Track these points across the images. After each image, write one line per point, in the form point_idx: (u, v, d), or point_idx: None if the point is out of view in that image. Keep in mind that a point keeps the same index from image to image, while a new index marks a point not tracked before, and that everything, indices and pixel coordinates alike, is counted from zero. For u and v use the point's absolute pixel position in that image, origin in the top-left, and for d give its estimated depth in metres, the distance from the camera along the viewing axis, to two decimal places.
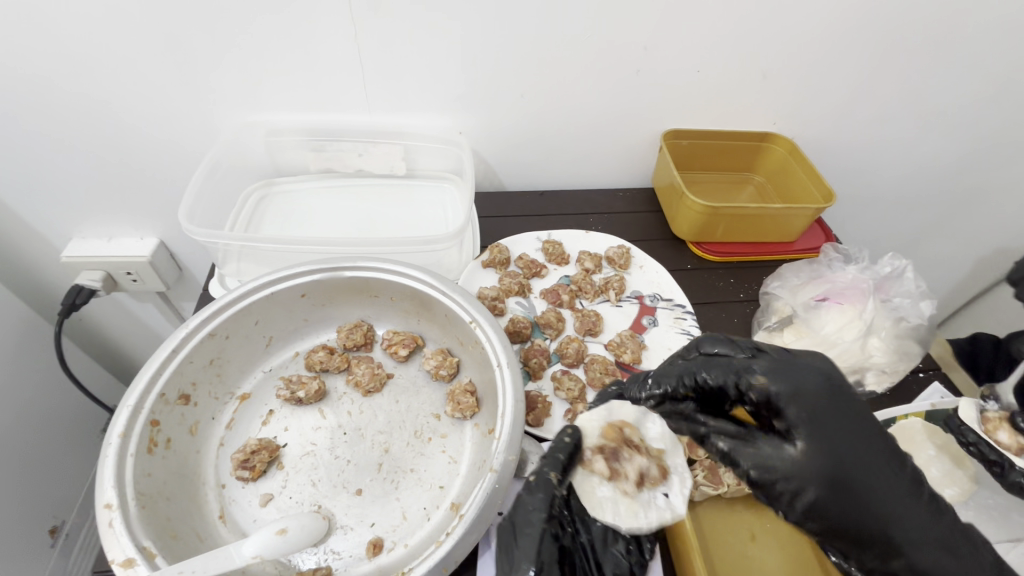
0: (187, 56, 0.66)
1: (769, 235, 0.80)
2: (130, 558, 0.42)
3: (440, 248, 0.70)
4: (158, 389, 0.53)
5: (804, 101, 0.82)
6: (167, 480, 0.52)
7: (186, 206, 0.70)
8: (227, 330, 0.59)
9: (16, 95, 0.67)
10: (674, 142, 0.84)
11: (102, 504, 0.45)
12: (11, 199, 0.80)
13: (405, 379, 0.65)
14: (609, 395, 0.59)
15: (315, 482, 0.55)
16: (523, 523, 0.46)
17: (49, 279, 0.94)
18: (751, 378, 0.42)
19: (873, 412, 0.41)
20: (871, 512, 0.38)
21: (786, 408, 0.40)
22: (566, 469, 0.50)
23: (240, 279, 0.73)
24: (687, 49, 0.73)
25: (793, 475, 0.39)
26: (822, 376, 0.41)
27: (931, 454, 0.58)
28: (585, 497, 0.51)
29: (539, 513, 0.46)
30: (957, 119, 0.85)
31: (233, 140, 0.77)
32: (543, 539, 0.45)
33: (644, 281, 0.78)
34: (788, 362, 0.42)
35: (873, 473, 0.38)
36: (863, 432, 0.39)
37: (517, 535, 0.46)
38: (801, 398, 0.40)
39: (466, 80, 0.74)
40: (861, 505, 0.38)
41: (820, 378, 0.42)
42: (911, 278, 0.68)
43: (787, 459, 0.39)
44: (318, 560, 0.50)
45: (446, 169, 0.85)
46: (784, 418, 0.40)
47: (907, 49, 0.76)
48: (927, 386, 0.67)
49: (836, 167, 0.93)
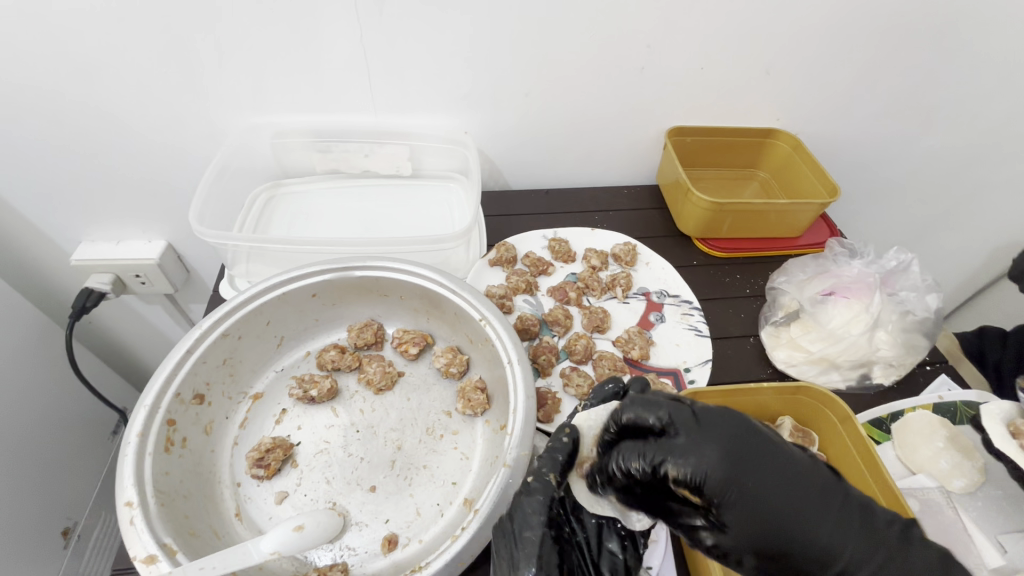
0: (195, 60, 0.67)
1: (774, 230, 0.80)
2: (153, 555, 0.43)
3: (448, 247, 0.71)
4: (174, 389, 0.54)
5: (807, 97, 0.82)
6: (184, 479, 0.53)
7: (196, 209, 0.70)
8: (239, 331, 0.60)
9: (26, 100, 0.68)
10: (678, 139, 0.85)
11: (123, 502, 0.45)
12: (20, 204, 0.81)
13: (416, 377, 0.65)
14: (607, 394, 0.55)
15: (329, 479, 0.56)
16: (523, 526, 0.43)
17: (59, 283, 0.95)
18: (665, 462, 0.42)
19: (791, 460, 0.42)
20: (806, 543, 0.39)
21: (704, 486, 0.41)
22: (566, 469, 0.47)
23: (250, 280, 0.73)
24: (690, 46, 0.73)
25: (738, 544, 0.41)
26: (729, 441, 0.41)
27: (938, 445, 0.59)
28: (580, 496, 0.49)
29: (540, 515, 0.44)
30: (960, 113, 0.86)
31: (241, 143, 0.77)
32: (543, 542, 0.43)
33: (650, 278, 0.79)
34: (699, 431, 0.42)
35: (793, 504, 0.40)
36: (788, 474, 0.41)
37: (517, 538, 0.43)
38: (712, 474, 0.40)
39: (471, 80, 0.74)
40: (814, 557, 0.40)
41: (737, 425, 0.43)
42: (916, 273, 0.69)
43: (724, 533, 0.41)
44: (334, 556, 0.51)
45: (452, 169, 0.85)
46: (704, 496, 0.41)
47: (909, 44, 0.76)
48: (934, 378, 0.68)
49: (839, 162, 0.93)
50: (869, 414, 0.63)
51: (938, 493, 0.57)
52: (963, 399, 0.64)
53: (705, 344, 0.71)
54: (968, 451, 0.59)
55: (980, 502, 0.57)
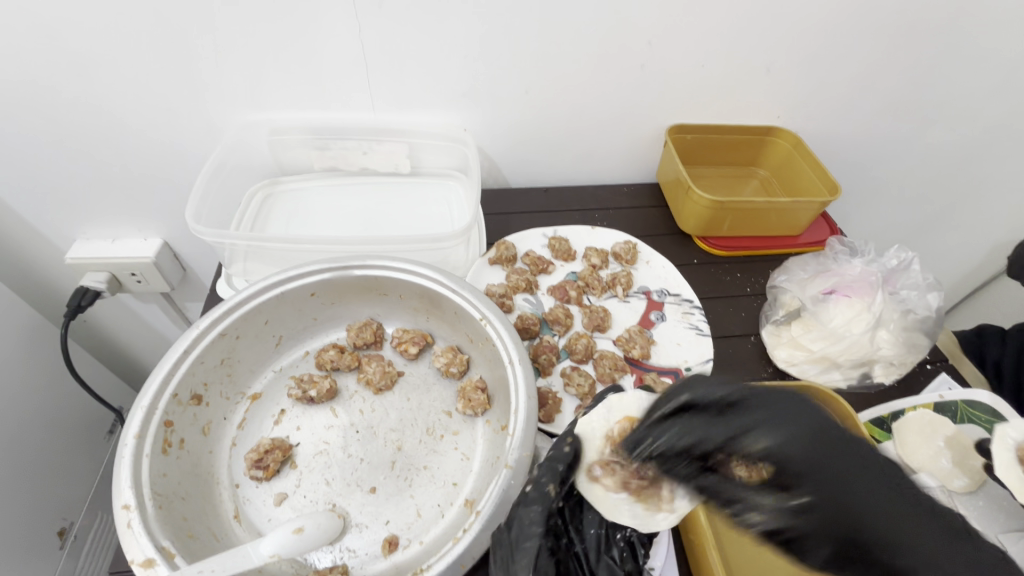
0: (191, 57, 0.66)
1: (774, 228, 0.80)
2: (150, 558, 0.43)
3: (447, 245, 0.70)
4: (171, 390, 0.53)
5: (808, 94, 0.82)
6: (182, 480, 0.52)
7: (193, 207, 0.70)
8: (237, 331, 0.59)
9: (18, 97, 0.67)
10: (678, 137, 0.84)
11: (120, 504, 0.45)
12: (13, 202, 0.80)
13: (416, 377, 0.65)
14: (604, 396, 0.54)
15: (329, 481, 0.56)
16: (520, 537, 0.43)
17: (53, 281, 0.94)
18: (745, 441, 0.40)
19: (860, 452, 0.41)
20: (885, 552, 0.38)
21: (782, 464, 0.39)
22: (566, 479, 0.46)
23: (248, 279, 0.73)
24: (691, 44, 0.73)
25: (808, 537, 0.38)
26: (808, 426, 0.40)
27: (938, 445, 0.59)
28: (597, 504, 0.45)
29: (537, 526, 0.43)
30: (961, 112, 0.86)
31: (237, 140, 0.76)
32: (540, 553, 0.43)
33: (651, 276, 0.78)
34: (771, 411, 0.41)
35: (855, 495, 0.39)
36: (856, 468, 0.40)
37: (513, 548, 0.43)
38: (789, 452, 0.39)
39: (471, 77, 0.73)
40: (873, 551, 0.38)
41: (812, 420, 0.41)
42: (917, 271, 0.69)
43: (789, 520, 0.38)
44: (334, 559, 0.51)
45: (451, 166, 0.85)
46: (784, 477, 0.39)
47: (911, 42, 0.76)
48: (934, 377, 0.68)
49: (839, 160, 0.93)
50: (869, 413, 0.63)
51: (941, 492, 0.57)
52: (964, 398, 0.64)
53: (706, 343, 0.70)
54: (966, 453, 0.59)
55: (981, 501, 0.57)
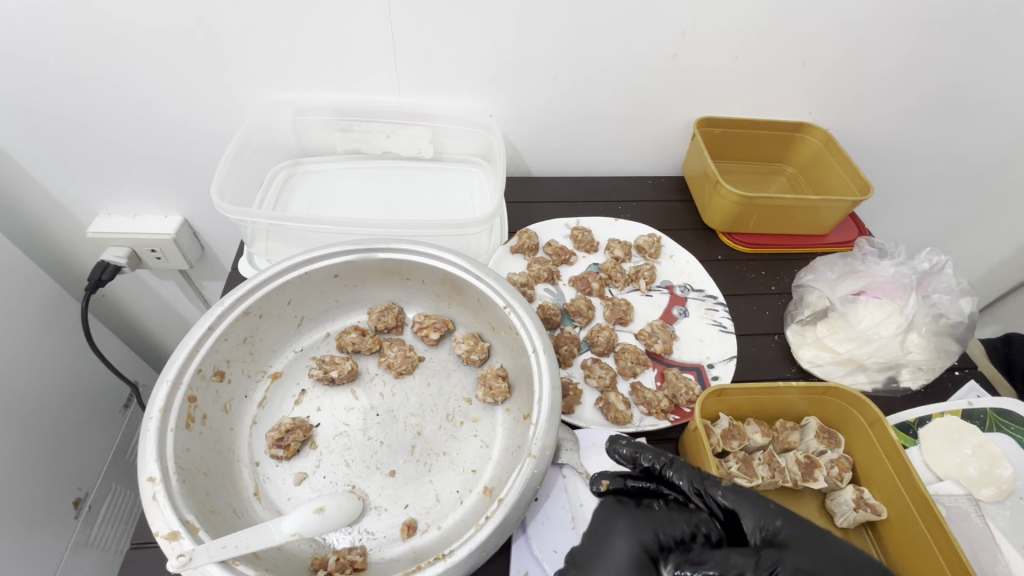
0: (218, 34, 0.66)
1: (801, 227, 0.79)
2: (175, 532, 0.43)
3: (471, 232, 0.70)
4: (195, 364, 0.53)
5: (843, 91, 0.80)
6: (204, 456, 0.52)
7: (218, 184, 0.69)
8: (261, 309, 0.59)
9: (45, 68, 0.67)
10: (706, 129, 0.83)
11: (146, 476, 0.45)
12: (37, 173, 0.80)
13: (436, 362, 0.65)
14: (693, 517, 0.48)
15: (348, 462, 0.56)
16: (603, 552, 0.46)
17: (73, 254, 0.95)
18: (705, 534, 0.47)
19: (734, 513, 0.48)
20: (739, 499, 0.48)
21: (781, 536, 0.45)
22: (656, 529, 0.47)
23: (269, 259, 0.73)
24: (726, 34, 0.71)
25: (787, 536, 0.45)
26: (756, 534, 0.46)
27: (966, 452, 0.59)
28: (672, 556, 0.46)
29: (630, 555, 0.45)
30: (999, 114, 0.83)
31: (260, 118, 0.76)
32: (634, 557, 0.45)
33: (674, 270, 0.77)
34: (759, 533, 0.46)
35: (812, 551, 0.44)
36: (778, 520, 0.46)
37: (597, 561, 0.45)
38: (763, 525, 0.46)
39: (500, 60, 0.72)
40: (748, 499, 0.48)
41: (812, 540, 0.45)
42: (951, 274, 0.67)
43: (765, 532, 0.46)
44: (353, 540, 0.51)
45: (474, 153, 0.84)
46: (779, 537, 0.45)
47: (950, 42, 0.74)
48: (962, 384, 0.66)
49: (871, 159, 0.91)
50: (895, 418, 0.63)
51: (965, 500, 0.56)
52: (994, 406, 0.63)
53: (729, 340, 0.69)
54: (996, 461, 0.59)
55: (1009, 511, 0.56)
